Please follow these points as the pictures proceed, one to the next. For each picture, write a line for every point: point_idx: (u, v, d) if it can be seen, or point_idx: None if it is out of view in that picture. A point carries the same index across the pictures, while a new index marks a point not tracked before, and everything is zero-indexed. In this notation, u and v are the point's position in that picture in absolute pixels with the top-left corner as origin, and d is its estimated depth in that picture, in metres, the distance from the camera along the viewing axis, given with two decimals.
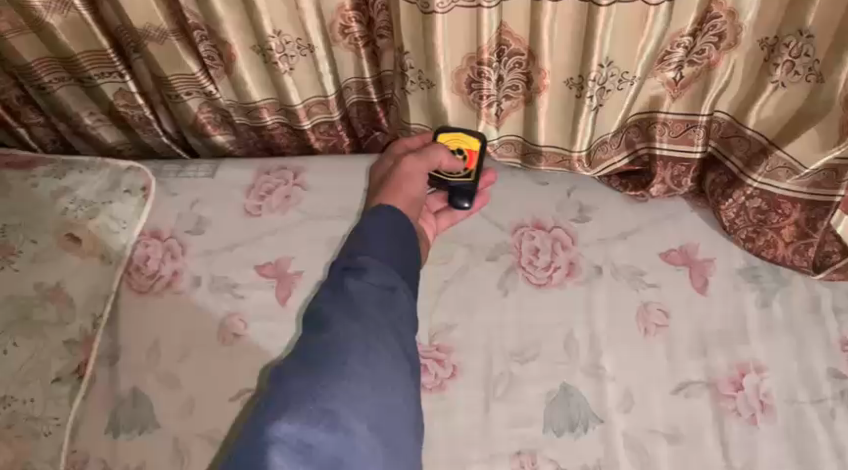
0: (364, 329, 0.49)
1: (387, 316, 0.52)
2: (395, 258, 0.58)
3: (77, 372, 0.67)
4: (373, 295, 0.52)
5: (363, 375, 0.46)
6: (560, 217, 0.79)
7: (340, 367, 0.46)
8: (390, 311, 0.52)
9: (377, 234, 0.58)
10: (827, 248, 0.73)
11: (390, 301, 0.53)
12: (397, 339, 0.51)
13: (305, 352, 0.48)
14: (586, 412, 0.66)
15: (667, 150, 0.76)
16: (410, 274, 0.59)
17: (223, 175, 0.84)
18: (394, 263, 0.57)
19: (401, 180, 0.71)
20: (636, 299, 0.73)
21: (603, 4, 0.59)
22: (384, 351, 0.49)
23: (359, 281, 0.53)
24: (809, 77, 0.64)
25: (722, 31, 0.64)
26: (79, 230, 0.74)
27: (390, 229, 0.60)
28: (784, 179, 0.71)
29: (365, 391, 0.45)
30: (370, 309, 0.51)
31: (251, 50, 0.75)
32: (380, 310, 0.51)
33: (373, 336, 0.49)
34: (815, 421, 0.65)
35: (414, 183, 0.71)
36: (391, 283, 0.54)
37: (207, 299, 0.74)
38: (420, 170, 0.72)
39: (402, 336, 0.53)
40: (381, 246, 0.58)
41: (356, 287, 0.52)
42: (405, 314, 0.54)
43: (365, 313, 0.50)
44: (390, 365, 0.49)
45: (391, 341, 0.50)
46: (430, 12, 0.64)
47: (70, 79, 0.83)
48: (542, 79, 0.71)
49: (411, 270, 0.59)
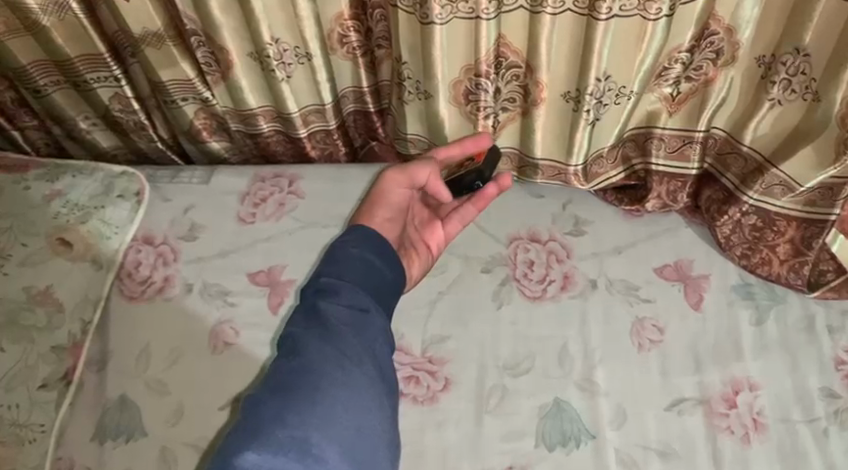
0: (338, 350, 0.47)
1: (362, 337, 0.49)
2: (368, 280, 0.55)
3: (64, 378, 0.66)
4: (346, 316, 0.50)
5: (337, 397, 0.44)
6: (556, 230, 0.79)
7: (312, 391, 0.43)
8: (365, 333, 0.50)
9: (349, 255, 0.56)
10: (821, 266, 0.73)
11: (364, 322, 0.51)
12: (373, 361, 0.49)
13: (274, 378, 0.45)
14: (578, 427, 0.65)
15: (663, 166, 0.77)
16: (384, 296, 0.56)
17: (218, 181, 0.84)
18: (366, 285, 0.55)
19: (374, 202, 0.66)
20: (630, 315, 0.73)
21: (601, 18, 0.59)
22: (358, 373, 0.46)
23: (331, 302, 0.51)
24: (806, 95, 0.64)
25: (720, 48, 0.64)
26: (71, 234, 0.74)
27: (362, 249, 0.57)
28: (780, 197, 0.71)
29: (339, 415, 0.43)
30: (344, 331, 0.48)
31: (249, 57, 0.75)
32: (354, 331, 0.49)
33: (347, 357, 0.47)
34: (808, 440, 0.64)
35: (396, 201, 0.67)
36: (364, 304, 0.52)
37: (199, 306, 0.74)
38: (405, 186, 0.68)
39: (379, 357, 0.50)
40: (353, 268, 0.55)
41: (327, 309, 0.50)
42: (381, 336, 0.51)
43: (339, 334, 0.48)
44: (365, 386, 0.46)
45: (366, 363, 0.48)
46: (429, 23, 0.63)
47: (65, 83, 0.83)
48: (540, 92, 0.71)
49: (386, 291, 0.57)
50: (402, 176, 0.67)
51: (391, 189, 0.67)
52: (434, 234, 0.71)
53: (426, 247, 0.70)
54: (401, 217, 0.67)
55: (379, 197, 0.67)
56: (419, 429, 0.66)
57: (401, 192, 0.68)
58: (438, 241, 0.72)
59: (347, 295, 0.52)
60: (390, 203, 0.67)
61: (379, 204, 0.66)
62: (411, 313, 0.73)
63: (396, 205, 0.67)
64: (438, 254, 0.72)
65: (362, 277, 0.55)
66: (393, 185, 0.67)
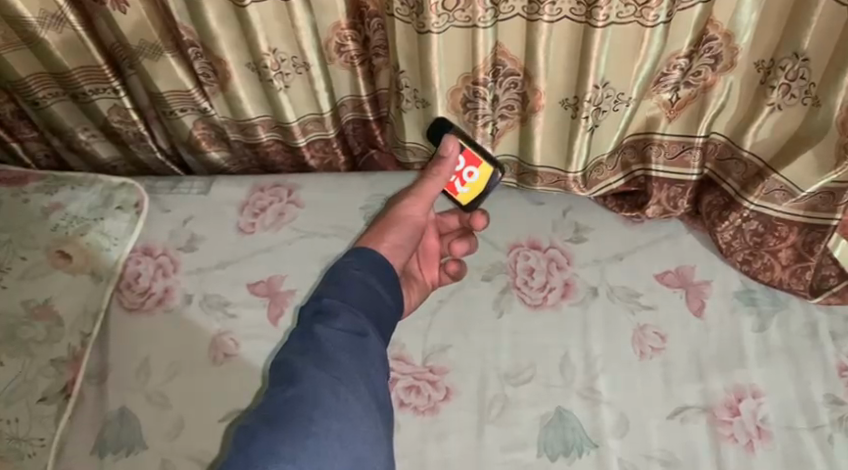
0: (333, 377, 0.48)
1: (358, 362, 0.51)
2: (369, 305, 0.56)
3: (64, 391, 0.66)
4: (344, 341, 0.51)
5: (331, 427, 0.45)
6: (556, 237, 0.79)
7: (307, 422, 0.45)
8: (362, 357, 0.52)
9: (350, 276, 0.57)
10: (824, 271, 0.72)
11: (361, 346, 0.52)
12: (368, 385, 0.50)
13: (269, 405, 0.47)
14: (581, 436, 0.65)
15: (663, 172, 0.76)
16: (383, 320, 0.57)
17: (217, 191, 0.84)
18: (366, 309, 0.55)
19: (389, 226, 0.66)
20: (631, 322, 0.72)
21: (598, 25, 0.59)
22: (353, 401, 0.48)
23: (329, 326, 0.52)
24: (805, 100, 0.63)
25: (718, 53, 0.64)
26: (70, 246, 0.74)
27: (365, 271, 0.58)
28: (781, 202, 0.71)
29: (333, 447, 0.44)
30: (341, 356, 0.50)
31: (246, 67, 0.75)
32: (351, 357, 0.51)
33: (342, 384, 0.48)
34: (813, 448, 0.64)
35: (406, 227, 0.67)
36: (363, 328, 0.53)
37: (198, 317, 0.74)
38: (419, 213, 0.68)
39: (374, 382, 0.52)
40: (355, 291, 0.56)
41: (324, 334, 0.51)
42: (376, 360, 0.53)
43: (334, 361, 0.49)
44: (359, 414, 0.48)
45: (361, 389, 0.50)
46: (426, 32, 0.63)
47: (64, 95, 0.83)
48: (537, 100, 0.70)
49: (386, 315, 0.57)
50: (416, 203, 0.68)
51: (405, 215, 0.67)
52: (431, 270, 0.75)
53: (424, 280, 0.74)
54: (411, 245, 0.67)
55: (389, 221, 0.67)
56: (421, 440, 0.66)
57: (414, 215, 0.68)
58: (435, 278, 0.75)
59: (346, 319, 0.53)
60: (402, 229, 0.66)
61: (391, 231, 0.66)
62: (411, 322, 0.73)
63: (409, 230, 0.67)
64: (431, 288, 0.75)
65: (363, 299, 0.55)
66: (406, 211, 0.68)
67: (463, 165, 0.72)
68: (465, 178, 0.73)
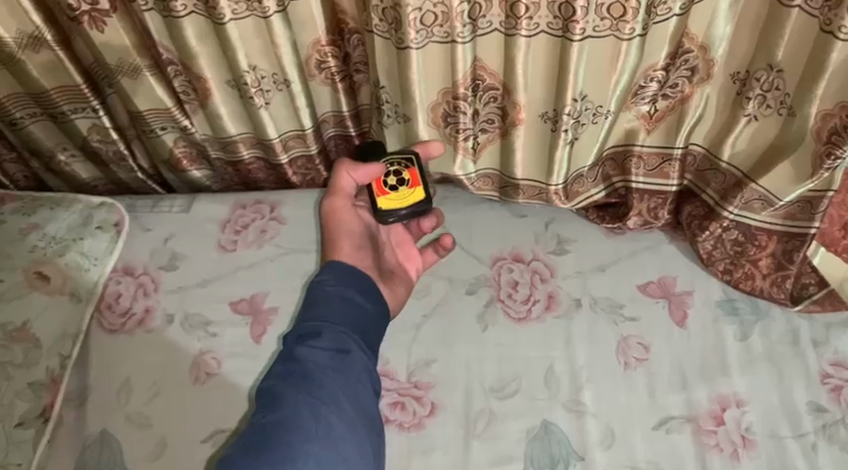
0: (313, 399, 0.50)
1: (343, 379, 0.53)
2: (350, 317, 0.58)
3: (42, 415, 0.65)
4: (327, 360, 0.53)
5: (310, 451, 0.46)
6: (539, 249, 0.79)
7: (286, 449, 0.46)
8: (346, 373, 0.53)
9: (329, 294, 0.59)
10: (804, 279, 0.73)
11: (345, 362, 0.54)
12: (352, 402, 0.52)
13: (251, 431, 0.48)
14: (567, 449, 0.65)
15: (643, 183, 0.77)
16: (368, 329, 0.60)
17: (198, 209, 0.83)
18: (350, 324, 0.58)
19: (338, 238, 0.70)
20: (615, 333, 0.72)
21: (575, 39, 0.59)
22: (335, 421, 0.49)
23: (312, 346, 0.54)
24: (781, 110, 0.64)
25: (694, 65, 0.65)
26: (48, 267, 0.73)
27: (342, 287, 0.61)
28: (760, 211, 0.71)
29: None
30: (324, 375, 0.52)
31: (226, 84, 0.75)
32: (334, 376, 0.52)
33: (324, 404, 0.50)
34: (797, 455, 0.64)
35: (350, 232, 0.70)
36: (346, 345, 0.55)
37: (180, 337, 0.73)
38: (347, 209, 0.71)
39: (360, 397, 0.53)
40: (334, 306, 0.58)
41: (307, 355, 0.53)
42: (362, 375, 0.55)
43: (318, 381, 0.51)
44: (342, 433, 0.49)
45: (345, 408, 0.51)
46: (405, 48, 0.64)
47: (42, 114, 0.82)
48: (517, 114, 0.71)
49: (370, 323, 0.60)
50: (342, 204, 0.71)
51: (343, 220, 0.70)
52: (411, 259, 0.75)
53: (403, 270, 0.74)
54: (365, 237, 0.71)
55: (334, 231, 0.70)
56: (407, 457, 0.65)
57: (351, 215, 0.71)
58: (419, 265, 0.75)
59: (328, 337, 0.55)
60: (348, 236, 0.70)
61: (343, 238, 0.70)
62: (396, 338, 0.73)
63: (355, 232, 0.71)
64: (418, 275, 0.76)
65: (345, 315, 0.58)
66: (340, 217, 0.71)
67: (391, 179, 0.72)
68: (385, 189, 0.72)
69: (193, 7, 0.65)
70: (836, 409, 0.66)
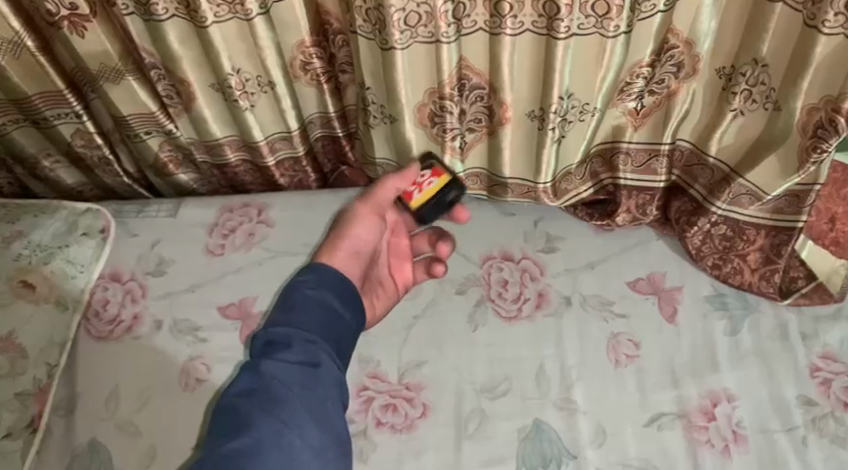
0: (279, 422, 0.45)
1: (313, 396, 0.48)
2: (325, 325, 0.55)
3: (30, 425, 0.65)
4: (294, 375, 0.49)
5: None
6: (528, 247, 0.79)
7: None
8: (315, 388, 0.49)
9: (305, 298, 0.55)
10: (792, 273, 0.74)
11: (315, 376, 0.50)
12: (321, 423, 0.47)
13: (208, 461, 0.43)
14: (559, 448, 0.64)
15: (631, 180, 0.77)
16: (344, 339, 0.56)
17: (185, 214, 0.83)
18: (324, 332, 0.54)
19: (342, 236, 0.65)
20: (605, 330, 0.72)
21: (560, 37, 0.59)
22: (300, 446, 0.45)
23: (278, 360, 0.50)
24: (766, 105, 0.64)
25: (680, 61, 0.65)
26: (34, 275, 0.72)
27: (320, 290, 0.57)
28: (748, 206, 0.71)
29: None
30: (290, 393, 0.47)
31: (210, 88, 0.74)
32: (303, 391, 0.48)
33: (288, 427, 0.45)
34: (787, 449, 0.64)
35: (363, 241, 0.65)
36: (317, 357, 0.51)
37: (169, 342, 0.72)
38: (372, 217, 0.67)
39: (330, 415, 0.49)
40: (310, 313, 0.54)
41: (273, 371, 0.48)
42: (333, 389, 0.51)
43: (283, 401, 0.47)
44: (307, 459, 0.45)
45: (312, 432, 0.46)
46: (390, 48, 0.63)
47: (24, 121, 0.81)
48: (504, 112, 0.71)
49: (345, 334, 0.57)
50: (367, 208, 0.67)
51: (359, 223, 0.66)
52: (402, 272, 0.73)
53: (392, 284, 0.71)
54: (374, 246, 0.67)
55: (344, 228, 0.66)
56: (399, 459, 0.65)
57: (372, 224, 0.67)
58: (408, 279, 0.73)
59: (299, 349, 0.51)
60: (356, 238, 0.65)
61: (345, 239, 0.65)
62: (386, 339, 0.73)
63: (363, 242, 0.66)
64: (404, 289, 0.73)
65: (318, 323, 0.54)
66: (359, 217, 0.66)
67: (426, 176, 0.72)
68: (424, 186, 0.71)
69: (175, 10, 0.65)
70: (826, 403, 0.66)
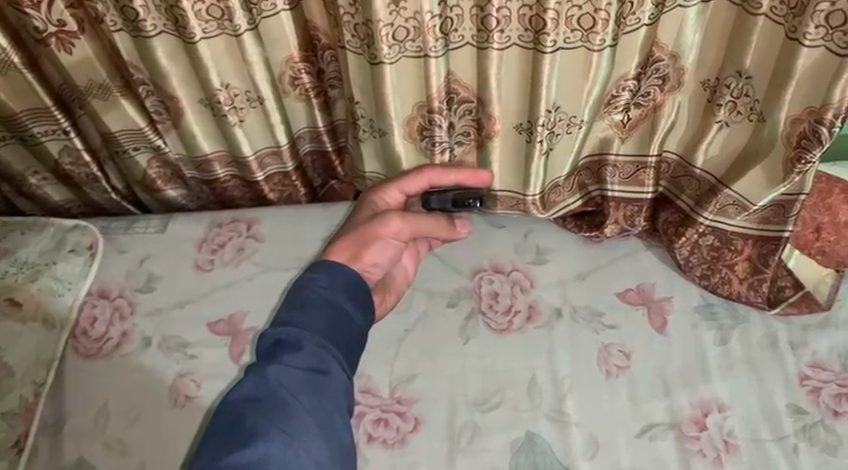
0: (285, 433, 0.43)
1: (318, 406, 0.47)
2: (336, 329, 0.53)
3: (15, 446, 0.64)
4: (301, 384, 0.47)
5: None
6: (518, 259, 0.79)
7: None
8: (321, 398, 0.48)
9: (316, 299, 0.54)
10: (779, 282, 0.75)
11: (321, 385, 0.48)
12: (325, 436, 0.46)
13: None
14: (552, 459, 0.64)
15: (618, 191, 0.77)
16: (352, 344, 0.55)
17: (173, 230, 0.82)
18: (333, 337, 0.53)
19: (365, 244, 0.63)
20: (597, 341, 0.72)
21: (547, 51, 0.60)
22: (305, 461, 0.43)
23: (286, 365, 0.48)
24: (752, 117, 0.65)
25: (666, 74, 0.66)
26: (20, 293, 0.72)
27: (332, 294, 0.55)
28: (735, 216, 0.72)
29: None
30: (296, 402, 0.46)
31: (200, 103, 0.75)
32: (308, 403, 0.47)
33: (293, 439, 0.43)
34: (779, 458, 0.64)
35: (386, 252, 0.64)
36: (324, 365, 0.50)
37: (157, 360, 0.72)
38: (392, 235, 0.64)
39: (334, 427, 0.47)
40: (321, 317, 0.53)
41: (280, 376, 0.47)
42: (338, 400, 0.49)
43: (288, 410, 0.45)
44: None
45: (316, 443, 0.45)
46: (378, 63, 0.63)
47: (12, 138, 0.81)
48: (492, 126, 0.71)
49: (356, 337, 0.55)
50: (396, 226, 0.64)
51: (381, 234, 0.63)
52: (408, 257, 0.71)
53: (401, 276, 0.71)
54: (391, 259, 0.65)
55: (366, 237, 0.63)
56: None
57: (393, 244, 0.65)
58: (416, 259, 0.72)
59: (307, 353, 0.50)
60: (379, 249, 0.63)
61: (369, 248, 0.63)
62: (377, 353, 0.73)
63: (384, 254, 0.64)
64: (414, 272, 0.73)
65: (328, 326, 0.53)
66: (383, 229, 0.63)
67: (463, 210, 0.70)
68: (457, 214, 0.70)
69: (163, 26, 0.65)
70: (816, 411, 0.67)
